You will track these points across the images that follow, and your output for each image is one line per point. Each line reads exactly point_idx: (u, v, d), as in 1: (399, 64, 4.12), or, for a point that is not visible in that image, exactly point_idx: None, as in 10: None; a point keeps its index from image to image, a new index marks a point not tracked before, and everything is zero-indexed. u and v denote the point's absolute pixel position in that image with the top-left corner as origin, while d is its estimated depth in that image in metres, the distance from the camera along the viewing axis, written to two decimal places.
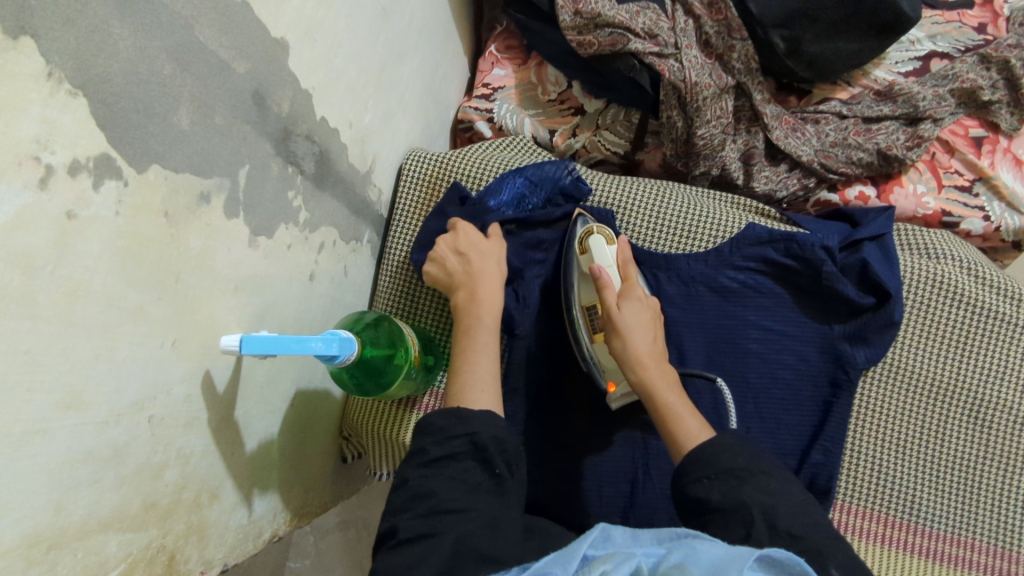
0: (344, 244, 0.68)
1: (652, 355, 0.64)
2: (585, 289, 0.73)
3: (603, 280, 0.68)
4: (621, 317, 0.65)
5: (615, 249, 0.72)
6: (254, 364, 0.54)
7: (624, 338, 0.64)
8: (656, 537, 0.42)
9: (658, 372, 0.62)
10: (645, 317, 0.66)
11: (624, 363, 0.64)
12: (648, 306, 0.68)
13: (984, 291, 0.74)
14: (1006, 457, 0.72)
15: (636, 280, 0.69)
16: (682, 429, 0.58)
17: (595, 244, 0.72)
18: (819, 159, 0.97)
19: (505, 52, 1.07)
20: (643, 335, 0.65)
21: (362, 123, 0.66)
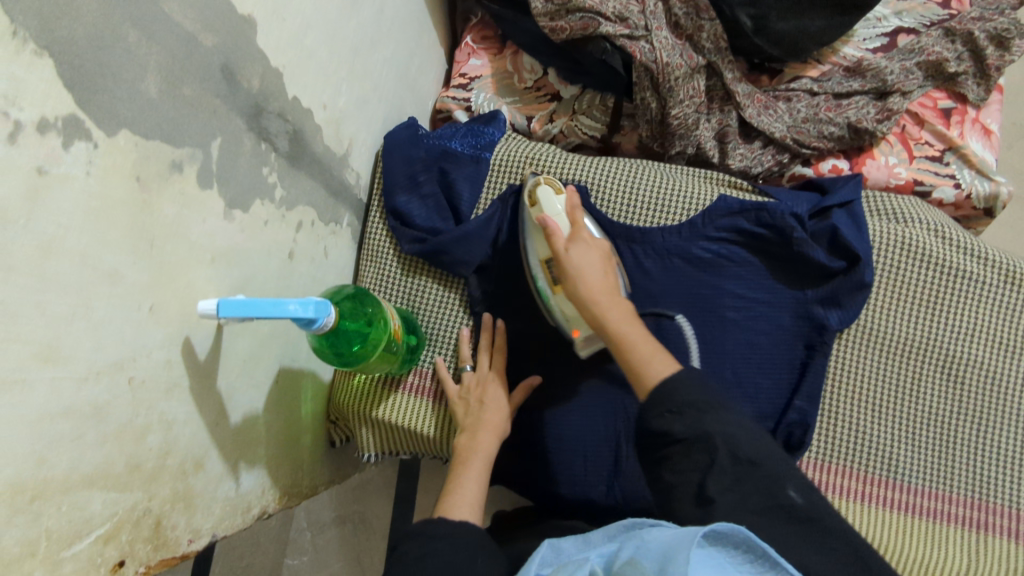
0: (323, 225, 0.70)
1: (603, 289, 0.65)
2: (539, 245, 0.73)
3: (550, 228, 0.68)
4: (568, 257, 0.66)
5: (562, 198, 0.72)
6: (236, 336, 0.55)
7: (573, 278, 0.65)
8: (607, 534, 0.46)
9: (611, 305, 0.64)
10: (594, 256, 0.67)
11: (578, 302, 0.65)
12: (596, 247, 0.69)
13: (950, 250, 0.76)
14: (977, 411, 0.74)
15: (582, 223, 0.70)
16: (642, 359, 0.60)
17: (544, 194, 0.73)
18: (791, 135, 0.99)
19: (481, 42, 1.09)
20: (594, 272, 0.65)
21: (337, 106, 0.68)
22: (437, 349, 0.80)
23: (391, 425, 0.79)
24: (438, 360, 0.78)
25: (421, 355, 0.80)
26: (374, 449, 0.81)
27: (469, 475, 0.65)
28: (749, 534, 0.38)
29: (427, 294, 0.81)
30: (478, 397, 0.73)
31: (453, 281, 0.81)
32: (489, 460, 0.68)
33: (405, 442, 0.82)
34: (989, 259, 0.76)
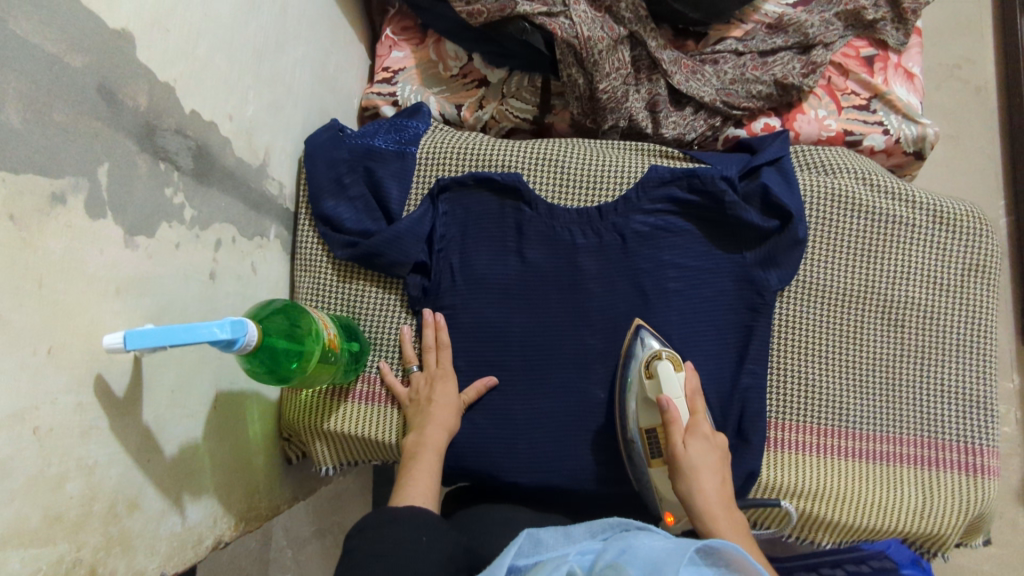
0: (246, 241, 0.67)
1: (721, 502, 0.60)
2: (645, 413, 0.70)
3: (670, 413, 0.64)
4: (687, 457, 0.62)
5: (681, 375, 0.69)
6: (158, 369, 0.53)
7: (689, 481, 0.61)
8: (588, 529, 0.50)
9: (728, 522, 0.58)
10: (714, 459, 0.62)
11: (691, 508, 0.60)
12: (716, 445, 0.64)
13: (879, 196, 0.77)
14: (917, 350, 0.76)
15: (703, 415, 0.65)
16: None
17: (663, 368, 0.68)
18: (721, 98, 0.99)
19: (402, 33, 1.05)
20: (712, 478, 0.61)
21: (245, 115, 0.65)
22: (383, 351, 0.79)
23: (345, 435, 0.77)
24: (382, 365, 0.77)
25: (366, 361, 0.78)
26: (332, 462, 0.80)
27: (420, 467, 0.67)
28: (739, 553, 0.44)
29: (365, 297, 0.79)
30: (426, 395, 0.73)
31: (392, 282, 0.79)
32: (439, 453, 0.69)
33: (361, 451, 0.80)
34: (916, 200, 0.77)
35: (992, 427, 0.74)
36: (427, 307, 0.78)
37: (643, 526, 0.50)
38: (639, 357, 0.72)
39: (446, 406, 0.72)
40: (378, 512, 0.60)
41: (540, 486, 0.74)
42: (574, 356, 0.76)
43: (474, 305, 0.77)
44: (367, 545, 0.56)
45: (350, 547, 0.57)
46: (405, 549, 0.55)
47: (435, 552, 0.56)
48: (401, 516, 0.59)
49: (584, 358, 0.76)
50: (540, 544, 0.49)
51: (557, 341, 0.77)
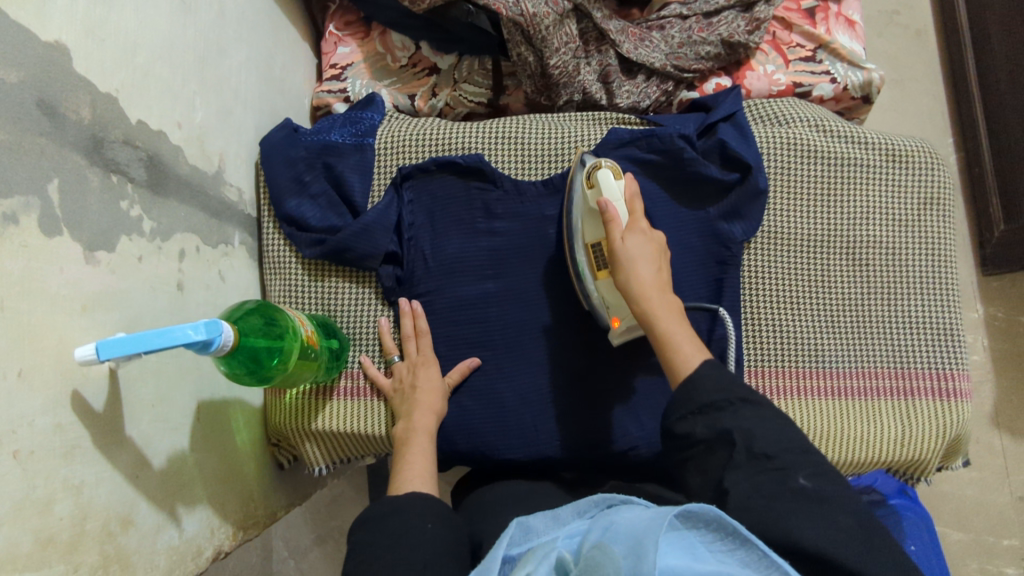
0: (211, 249, 0.66)
1: (656, 285, 0.62)
2: (589, 225, 0.70)
3: (609, 214, 0.65)
4: (625, 250, 0.64)
5: (621, 182, 0.68)
6: (137, 384, 0.52)
7: (626, 271, 0.63)
8: (575, 510, 0.52)
9: (662, 305, 0.61)
10: (650, 250, 0.64)
11: (629, 295, 0.63)
12: (654, 240, 0.66)
13: (832, 140, 0.79)
14: (882, 285, 0.78)
15: (641, 213, 0.66)
16: (671, 340, 0.59)
17: (601, 176, 0.68)
18: (671, 63, 1.00)
19: (345, 29, 1.04)
20: (648, 265, 0.63)
21: (195, 122, 0.64)
22: (362, 345, 0.78)
23: (334, 433, 0.77)
24: (363, 359, 0.77)
25: (347, 356, 0.78)
26: (324, 461, 0.80)
27: (414, 452, 0.67)
28: (718, 512, 0.44)
29: (339, 293, 0.78)
30: (411, 381, 0.73)
31: (365, 276, 0.78)
32: (431, 436, 0.70)
33: (352, 447, 0.80)
34: (867, 141, 0.79)
35: (960, 352, 0.77)
36: (403, 297, 0.78)
37: (626, 500, 0.53)
38: (581, 176, 0.72)
39: (430, 390, 0.73)
40: (377, 505, 0.61)
41: (535, 460, 0.75)
42: (555, 329, 0.77)
43: (449, 289, 0.77)
44: (370, 538, 0.56)
45: (354, 541, 0.57)
46: (408, 538, 0.55)
47: (437, 537, 0.56)
48: (401, 505, 0.59)
49: (564, 330, 0.77)
50: (530, 530, 0.51)
51: (535, 316, 0.77)
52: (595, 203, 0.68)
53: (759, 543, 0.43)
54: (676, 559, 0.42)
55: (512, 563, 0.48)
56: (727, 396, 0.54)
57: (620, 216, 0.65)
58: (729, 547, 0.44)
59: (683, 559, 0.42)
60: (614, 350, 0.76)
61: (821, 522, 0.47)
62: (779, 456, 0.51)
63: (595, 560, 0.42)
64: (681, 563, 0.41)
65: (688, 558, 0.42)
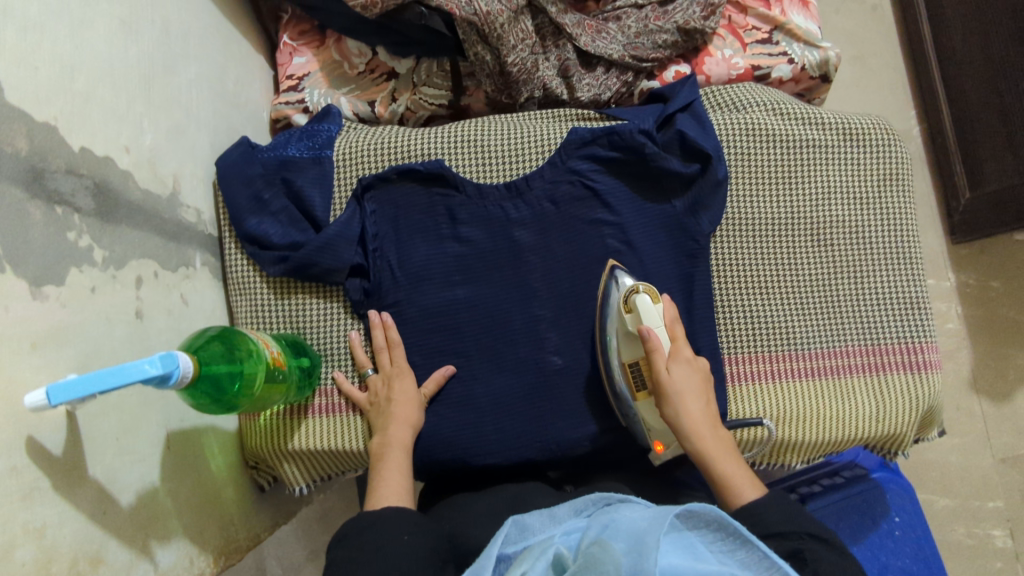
0: (171, 274, 0.65)
1: (706, 421, 0.65)
2: (627, 347, 0.70)
3: (653, 343, 0.67)
4: (672, 382, 0.66)
5: (660, 306, 0.69)
6: (98, 419, 0.51)
7: (676, 404, 0.65)
8: (573, 508, 0.53)
9: (715, 441, 0.64)
10: (696, 382, 0.67)
11: (680, 430, 0.65)
12: (698, 367, 0.68)
13: (790, 123, 0.80)
14: (848, 264, 0.79)
15: (682, 340, 0.69)
16: (728, 480, 0.62)
17: (641, 302, 0.68)
18: (629, 53, 0.99)
19: (299, 38, 1.02)
20: (695, 400, 0.66)
21: (144, 145, 0.62)
22: (335, 360, 0.77)
23: (311, 451, 0.76)
24: (336, 375, 0.76)
25: (319, 374, 0.77)
26: (304, 480, 0.79)
27: (390, 466, 0.67)
28: (719, 513, 0.46)
29: (306, 310, 0.77)
30: (385, 394, 0.73)
31: (332, 290, 0.77)
32: (407, 450, 0.70)
33: (331, 464, 0.79)
34: (824, 122, 0.80)
35: (928, 324, 0.78)
36: (372, 309, 0.77)
37: (623, 499, 0.53)
38: (616, 295, 0.72)
39: (405, 402, 0.72)
40: (354, 518, 0.60)
41: (515, 463, 0.75)
42: (529, 330, 0.76)
43: (418, 298, 0.77)
44: (350, 555, 0.56)
45: (333, 558, 0.56)
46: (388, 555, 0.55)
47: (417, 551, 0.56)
48: (379, 519, 0.59)
49: (537, 331, 0.76)
50: (526, 529, 0.51)
51: (507, 319, 0.77)
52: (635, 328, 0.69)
53: (758, 544, 0.46)
54: (678, 557, 0.43)
55: (507, 562, 0.49)
56: (793, 528, 0.55)
57: (663, 345, 0.67)
58: (728, 548, 0.46)
59: (686, 558, 0.43)
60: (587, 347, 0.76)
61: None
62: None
63: (593, 553, 0.43)
64: (684, 562, 0.42)
65: (689, 557, 0.43)
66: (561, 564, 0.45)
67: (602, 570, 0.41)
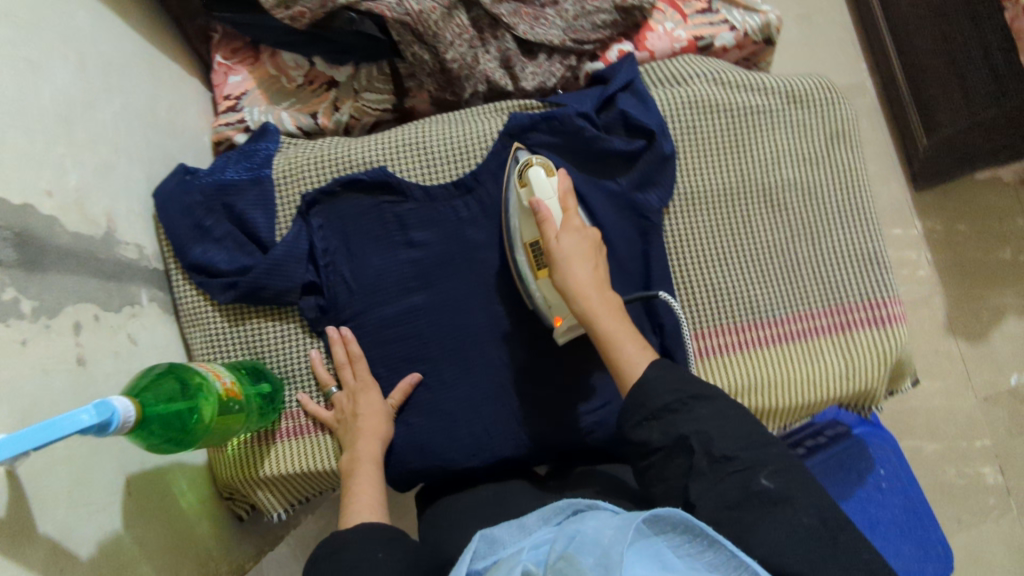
0: (114, 315, 0.63)
1: (593, 283, 0.63)
2: (527, 225, 0.70)
3: (542, 214, 0.66)
4: (559, 249, 0.64)
5: (553, 180, 0.68)
6: (46, 475, 0.50)
7: (563, 269, 0.63)
8: (541, 517, 0.51)
9: (601, 303, 0.62)
10: (586, 248, 0.65)
11: (567, 295, 0.63)
12: (589, 236, 0.66)
13: (732, 92, 0.79)
14: (803, 227, 0.78)
15: (575, 211, 0.67)
16: (614, 341, 0.61)
17: (534, 175, 0.69)
18: (570, 37, 0.98)
19: (233, 57, 0.99)
20: (583, 264, 0.64)
21: (68, 186, 0.60)
22: (297, 383, 0.76)
23: (284, 476, 0.75)
24: (301, 397, 0.75)
25: (283, 398, 0.76)
26: (280, 505, 0.78)
27: (361, 481, 0.67)
28: (684, 515, 0.45)
29: (263, 334, 0.76)
30: (352, 410, 0.72)
31: (287, 311, 0.76)
32: (378, 463, 0.69)
33: (306, 485, 0.78)
34: (765, 88, 0.80)
35: (888, 277, 0.79)
36: (330, 325, 0.75)
37: (591, 504, 0.52)
38: (515, 175, 0.72)
39: (372, 415, 0.71)
40: (330, 538, 0.59)
41: (492, 464, 0.74)
42: (492, 329, 0.75)
43: (375, 309, 0.75)
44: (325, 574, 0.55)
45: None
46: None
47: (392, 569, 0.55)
48: (357, 536, 0.59)
49: (502, 330, 0.75)
50: (495, 542, 0.50)
51: (469, 320, 0.76)
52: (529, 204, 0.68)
53: (726, 543, 0.45)
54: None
55: None
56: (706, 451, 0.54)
57: (554, 216, 0.66)
58: (697, 549, 0.45)
59: (653, 569, 0.42)
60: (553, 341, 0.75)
61: (785, 524, 0.50)
62: (738, 456, 0.53)
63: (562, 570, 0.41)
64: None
65: (657, 567, 0.43)
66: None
67: None
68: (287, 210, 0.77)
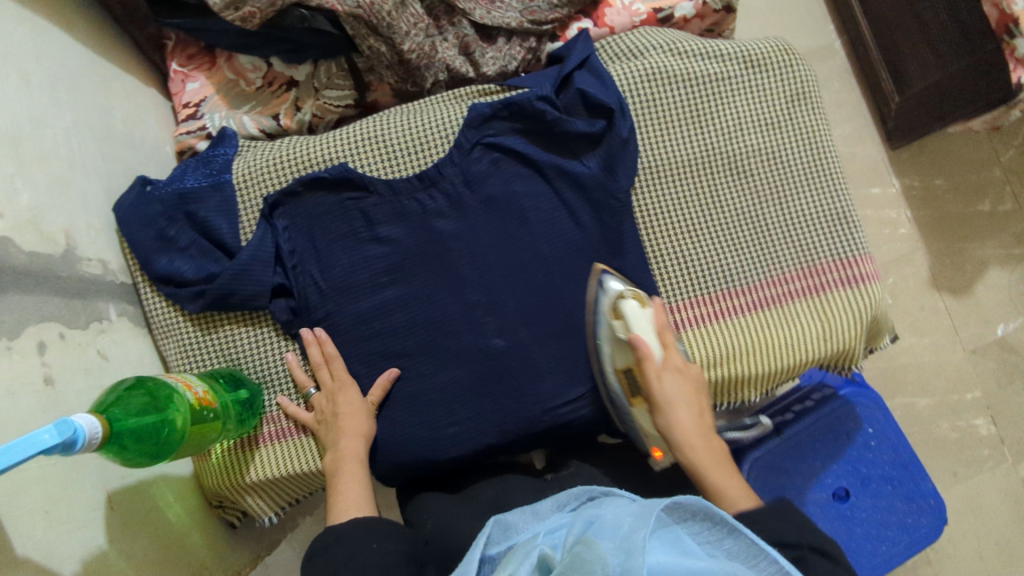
0: (81, 332, 0.63)
1: (699, 427, 0.62)
2: (620, 354, 0.69)
3: (640, 350, 0.64)
4: (661, 392, 0.63)
5: (650, 315, 0.67)
6: (21, 497, 0.50)
7: (666, 412, 0.63)
8: (557, 504, 0.53)
9: (708, 452, 0.61)
10: (689, 390, 0.64)
11: (672, 440, 0.62)
12: (690, 375, 0.65)
13: (689, 61, 0.79)
14: (771, 192, 0.78)
15: (675, 348, 0.66)
16: (723, 494, 0.59)
17: (630, 309, 0.67)
18: (527, 18, 0.97)
19: (189, 64, 0.98)
20: (688, 407, 0.63)
21: (20, 205, 0.60)
22: (276, 387, 0.76)
23: (271, 480, 0.75)
24: (280, 400, 0.74)
25: (262, 403, 0.75)
26: (270, 510, 0.78)
27: (345, 479, 0.67)
28: (704, 503, 0.46)
29: (237, 340, 0.75)
30: (332, 410, 0.72)
31: (259, 316, 0.76)
32: (362, 461, 0.69)
33: (295, 488, 0.78)
34: (722, 55, 0.79)
35: (858, 236, 0.78)
36: (303, 326, 0.75)
37: (608, 491, 0.54)
38: (606, 302, 0.71)
39: (353, 414, 0.71)
40: (321, 535, 0.60)
41: (476, 454, 0.74)
42: (467, 318, 0.75)
43: (348, 308, 0.75)
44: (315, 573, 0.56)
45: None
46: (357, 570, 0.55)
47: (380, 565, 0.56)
48: (347, 530, 0.59)
49: (476, 317, 0.75)
50: (509, 527, 0.51)
51: (443, 312, 0.75)
52: (626, 336, 0.67)
53: (745, 531, 0.46)
54: (665, 554, 0.42)
55: (492, 564, 0.48)
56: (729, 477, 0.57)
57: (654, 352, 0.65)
58: (716, 537, 0.46)
59: (673, 554, 0.43)
60: (530, 327, 0.74)
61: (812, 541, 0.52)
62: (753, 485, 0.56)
63: (579, 552, 0.42)
64: (671, 558, 0.42)
65: (678, 551, 0.43)
66: (545, 565, 0.43)
67: (587, 569, 0.40)
68: (252, 215, 0.77)
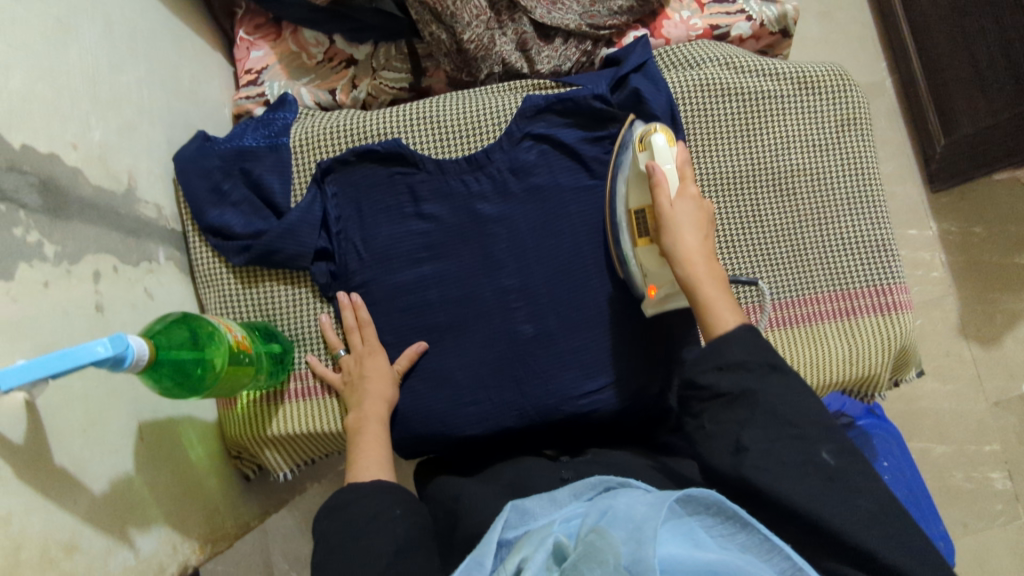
0: (132, 268, 0.66)
1: (702, 251, 0.62)
2: (636, 189, 0.68)
3: (656, 177, 0.63)
4: (672, 215, 0.63)
5: (674, 148, 0.65)
6: (64, 413, 0.52)
7: (674, 235, 0.62)
8: (573, 492, 0.53)
9: (706, 270, 0.61)
10: (699, 218, 0.63)
11: (672, 259, 0.63)
12: (703, 205, 0.64)
13: (744, 77, 0.80)
14: (811, 212, 0.79)
15: (693, 180, 0.65)
16: (711, 306, 0.60)
17: (654, 140, 0.65)
18: (586, 22, 0.99)
19: (255, 33, 1.01)
20: (694, 232, 0.62)
21: (93, 141, 0.63)
22: (307, 346, 0.78)
23: (292, 435, 0.77)
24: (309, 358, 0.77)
25: (292, 358, 0.78)
26: (286, 465, 0.80)
27: (366, 440, 0.69)
28: (717, 496, 0.46)
29: (275, 297, 0.78)
30: (358, 372, 0.74)
31: (299, 276, 0.78)
32: (383, 424, 0.71)
33: (312, 447, 0.81)
34: (778, 73, 0.80)
35: (895, 265, 0.78)
36: (340, 291, 0.77)
37: (623, 481, 0.54)
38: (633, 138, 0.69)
39: (379, 378, 0.73)
40: (339, 492, 0.62)
41: (493, 433, 0.75)
42: (498, 300, 0.76)
43: (385, 278, 0.77)
44: (335, 527, 0.58)
45: (322, 530, 0.59)
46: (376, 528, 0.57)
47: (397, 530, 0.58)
48: (366, 491, 0.61)
49: (507, 300, 0.76)
50: (527, 513, 0.51)
51: (477, 293, 0.76)
52: (645, 166, 0.65)
53: (758, 525, 0.46)
54: (677, 546, 0.43)
55: (508, 547, 0.49)
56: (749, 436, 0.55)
57: (670, 181, 0.64)
58: (729, 531, 0.46)
59: (685, 547, 0.43)
60: (559, 315, 0.75)
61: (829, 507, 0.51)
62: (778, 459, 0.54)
63: (592, 543, 0.42)
64: (682, 551, 0.42)
65: (689, 545, 0.43)
66: (561, 553, 0.44)
67: (600, 560, 0.41)
68: (303, 179, 0.79)
